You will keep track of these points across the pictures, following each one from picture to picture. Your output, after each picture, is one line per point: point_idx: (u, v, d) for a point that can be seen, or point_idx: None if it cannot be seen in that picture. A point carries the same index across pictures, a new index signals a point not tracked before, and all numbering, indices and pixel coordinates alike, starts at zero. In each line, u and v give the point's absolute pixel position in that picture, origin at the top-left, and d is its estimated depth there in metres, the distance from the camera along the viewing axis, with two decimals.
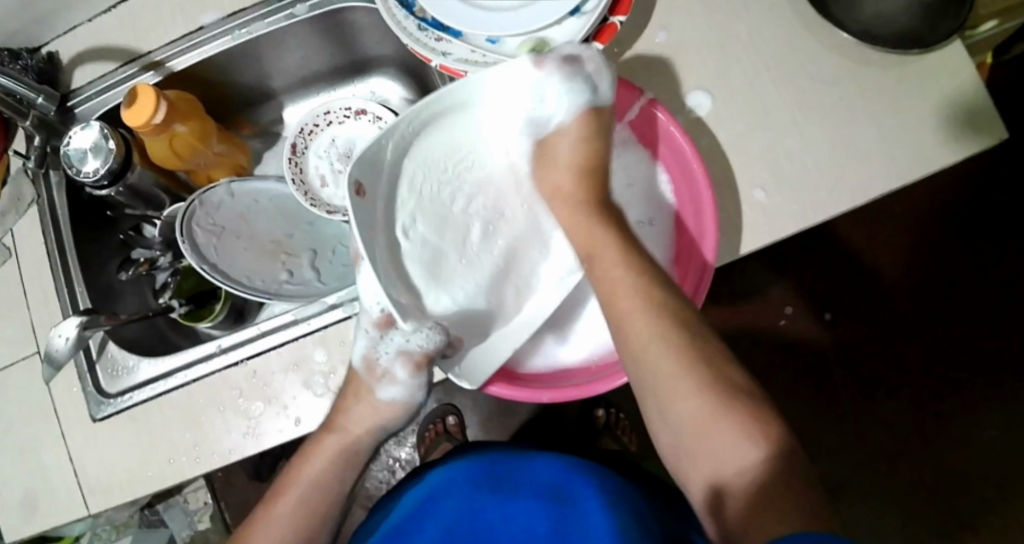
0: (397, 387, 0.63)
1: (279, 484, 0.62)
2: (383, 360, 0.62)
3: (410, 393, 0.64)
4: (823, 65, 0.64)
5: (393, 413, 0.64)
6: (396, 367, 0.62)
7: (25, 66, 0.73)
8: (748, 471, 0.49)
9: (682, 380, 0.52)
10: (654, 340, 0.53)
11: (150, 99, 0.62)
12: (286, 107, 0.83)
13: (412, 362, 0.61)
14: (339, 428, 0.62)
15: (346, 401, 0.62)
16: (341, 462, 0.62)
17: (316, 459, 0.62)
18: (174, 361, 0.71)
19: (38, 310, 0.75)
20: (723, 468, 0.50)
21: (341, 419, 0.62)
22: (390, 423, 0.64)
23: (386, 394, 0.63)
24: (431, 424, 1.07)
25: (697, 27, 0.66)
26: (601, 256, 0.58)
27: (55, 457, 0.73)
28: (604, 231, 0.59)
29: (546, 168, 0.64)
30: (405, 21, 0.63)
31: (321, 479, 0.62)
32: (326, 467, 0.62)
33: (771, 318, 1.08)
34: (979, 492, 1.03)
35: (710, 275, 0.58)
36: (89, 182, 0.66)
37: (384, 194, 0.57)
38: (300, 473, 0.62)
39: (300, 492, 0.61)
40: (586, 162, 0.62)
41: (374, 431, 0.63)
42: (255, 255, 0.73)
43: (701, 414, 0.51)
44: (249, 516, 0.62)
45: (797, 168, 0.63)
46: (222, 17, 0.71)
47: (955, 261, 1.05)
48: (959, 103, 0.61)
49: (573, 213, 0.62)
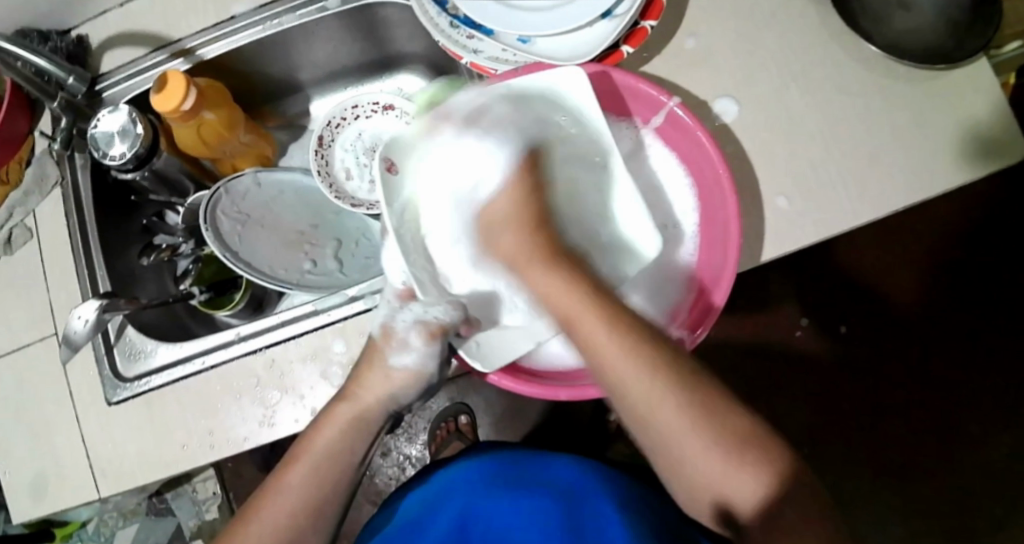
0: (411, 354, 0.61)
1: (291, 453, 0.61)
2: (398, 328, 0.61)
3: (422, 362, 0.61)
4: (851, 77, 0.64)
5: (404, 382, 0.62)
6: (411, 336, 0.60)
7: (53, 48, 0.74)
8: (755, 497, 0.52)
9: (681, 414, 0.53)
10: (644, 384, 0.54)
11: (180, 85, 0.63)
12: (313, 100, 0.84)
13: (426, 333, 0.60)
14: (353, 397, 0.61)
15: (362, 369, 0.62)
16: (354, 431, 0.61)
17: (329, 427, 0.60)
18: (192, 347, 0.71)
19: (57, 292, 0.75)
20: (732, 491, 0.53)
21: (354, 386, 0.62)
22: (402, 396, 0.63)
23: (397, 361, 0.61)
24: (443, 423, 1.07)
25: (726, 35, 0.66)
26: (574, 315, 0.57)
27: (68, 439, 0.73)
28: (567, 296, 0.58)
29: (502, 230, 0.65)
30: (438, 18, 0.64)
31: (331, 451, 0.60)
32: (338, 437, 0.60)
33: (787, 331, 1.08)
34: (987, 512, 1.03)
35: (715, 313, 0.58)
36: (115, 165, 0.67)
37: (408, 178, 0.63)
38: (308, 446, 0.60)
39: (312, 459, 0.60)
40: (523, 222, 0.64)
41: (386, 401, 0.62)
42: (278, 245, 0.74)
43: (715, 468, 0.53)
44: (255, 492, 0.61)
45: (822, 178, 0.63)
46: (254, 8, 0.72)
47: (969, 279, 1.05)
48: (987, 117, 0.62)
49: (532, 272, 0.61)
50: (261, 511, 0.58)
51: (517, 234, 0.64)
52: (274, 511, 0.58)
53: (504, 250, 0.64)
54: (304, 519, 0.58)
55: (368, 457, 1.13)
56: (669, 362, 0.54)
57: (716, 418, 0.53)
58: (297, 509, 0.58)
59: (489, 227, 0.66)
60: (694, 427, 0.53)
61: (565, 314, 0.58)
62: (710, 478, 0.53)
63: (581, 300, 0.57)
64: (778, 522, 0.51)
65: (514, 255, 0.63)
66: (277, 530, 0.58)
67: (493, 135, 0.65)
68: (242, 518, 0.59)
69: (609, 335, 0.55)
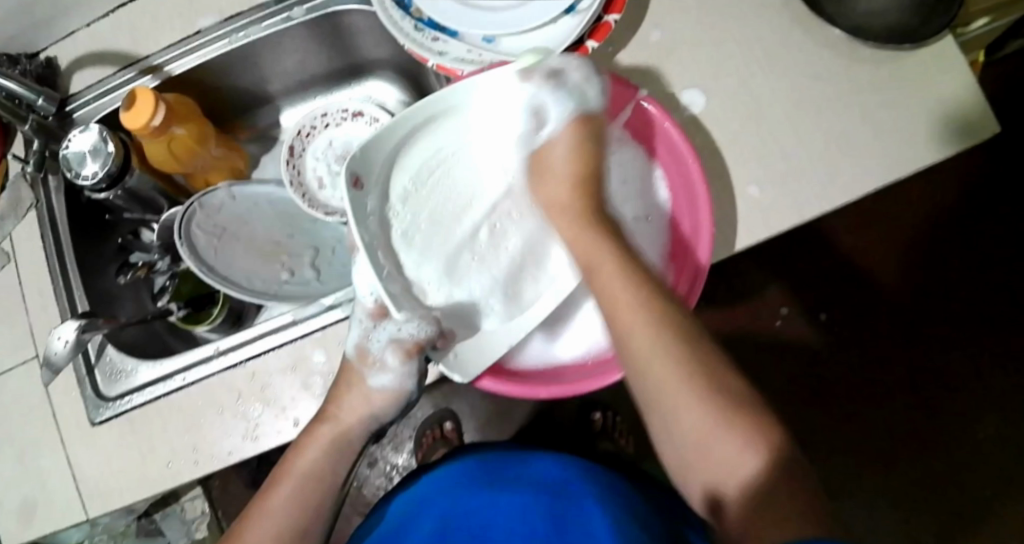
0: (388, 375, 0.62)
1: (276, 473, 0.61)
2: (373, 348, 0.61)
3: (400, 380, 0.63)
4: (815, 61, 0.64)
5: (384, 403, 0.63)
6: (387, 356, 0.61)
7: (23, 70, 0.74)
8: (743, 481, 0.49)
9: (680, 367, 0.52)
10: (659, 357, 0.52)
11: (149, 102, 0.63)
12: (283, 111, 0.84)
13: (402, 351, 0.61)
14: (332, 419, 0.62)
15: (339, 390, 0.62)
16: (334, 453, 0.62)
17: (311, 448, 0.61)
18: (172, 364, 0.71)
19: (36, 315, 0.75)
20: (722, 472, 0.50)
21: (334, 407, 0.62)
22: (381, 413, 0.64)
23: (376, 381, 0.62)
24: (429, 430, 1.07)
25: (688, 26, 0.66)
26: (618, 304, 0.54)
27: (52, 462, 0.72)
28: (592, 240, 0.58)
29: (538, 182, 0.64)
30: (402, 21, 0.64)
31: (313, 473, 0.61)
32: (319, 459, 0.61)
33: (767, 320, 1.08)
34: (982, 493, 1.03)
35: (697, 296, 0.59)
36: (87, 185, 0.66)
37: (376, 187, 0.61)
38: (291, 467, 0.61)
39: (296, 481, 0.60)
40: (579, 171, 0.61)
41: (366, 420, 0.63)
42: (254, 257, 0.74)
43: (706, 430, 0.50)
44: (241, 514, 0.61)
45: (792, 163, 0.63)
46: (221, 21, 0.72)
47: (953, 259, 1.05)
48: (953, 95, 0.62)
49: (559, 218, 0.61)
50: (246, 533, 0.59)
51: (563, 181, 0.62)
52: (258, 531, 0.59)
53: (545, 196, 0.63)
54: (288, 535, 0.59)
55: (358, 468, 1.13)
56: (675, 316, 0.53)
57: (711, 381, 0.52)
58: (282, 529, 0.59)
59: (539, 170, 0.64)
60: (688, 383, 0.52)
61: (592, 280, 0.57)
62: (702, 437, 0.51)
63: (606, 251, 0.57)
64: (767, 501, 0.47)
65: (552, 201, 0.62)
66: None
67: (556, 94, 0.59)
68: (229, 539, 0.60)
69: (623, 280, 0.55)
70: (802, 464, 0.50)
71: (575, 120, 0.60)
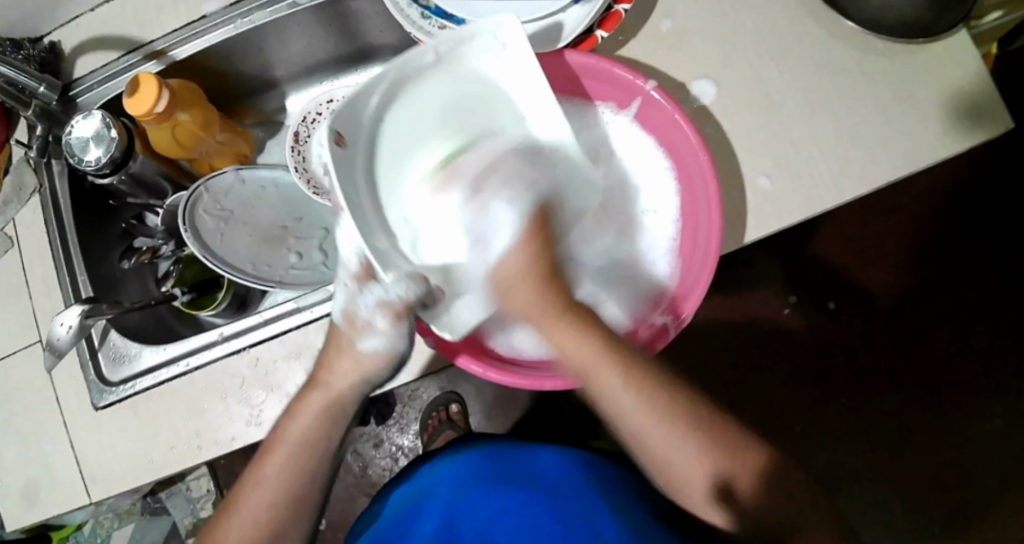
0: (379, 337, 0.58)
1: (269, 444, 0.60)
2: (361, 312, 0.57)
3: (392, 343, 0.58)
4: (828, 55, 0.63)
5: (376, 365, 0.59)
6: (377, 318, 0.57)
7: (27, 56, 0.74)
8: (749, 473, 0.54)
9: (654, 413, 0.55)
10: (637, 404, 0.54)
11: (152, 88, 0.62)
12: (289, 95, 0.83)
13: (391, 313, 0.57)
14: (323, 384, 0.60)
15: (330, 354, 0.60)
16: (328, 419, 0.60)
17: (304, 414, 0.59)
18: (176, 349, 0.70)
19: (41, 300, 0.75)
20: (722, 473, 0.54)
21: (325, 372, 0.60)
22: (376, 377, 0.60)
23: (368, 345, 0.58)
24: (435, 412, 1.09)
25: (700, 15, 0.65)
26: (587, 366, 0.54)
27: (57, 446, 0.73)
28: (571, 334, 0.55)
29: (507, 295, 0.56)
30: (408, 9, 0.63)
31: (307, 441, 0.59)
32: (312, 426, 0.59)
33: (775, 310, 1.08)
34: (984, 485, 1.03)
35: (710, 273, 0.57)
36: (91, 171, 0.66)
37: (361, 145, 0.57)
38: (283, 435, 0.60)
39: (283, 454, 0.59)
40: (544, 274, 0.56)
41: (360, 385, 0.60)
42: (260, 241, 0.73)
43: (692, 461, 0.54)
44: (238, 481, 0.61)
45: (803, 156, 0.62)
46: (225, 7, 0.72)
47: (960, 252, 1.05)
48: (967, 87, 0.61)
49: (553, 327, 0.55)
50: (245, 500, 0.59)
51: (532, 289, 0.55)
52: (256, 501, 0.59)
53: (518, 305, 0.56)
54: (288, 507, 0.59)
55: (362, 450, 1.14)
56: (635, 366, 0.55)
57: (692, 419, 0.55)
58: (269, 505, 0.58)
59: (504, 286, 0.56)
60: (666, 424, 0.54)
61: (574, 368, 0.55)
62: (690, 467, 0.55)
63: (582, 338, 0.55)
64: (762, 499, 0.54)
65: (528, 312, 0.56)
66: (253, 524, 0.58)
67: (506, 192, 0.56)
68: (225, 509, 0.60)
69: (576, 340, 0.55)
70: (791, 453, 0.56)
71: (530, 219, 0.56)
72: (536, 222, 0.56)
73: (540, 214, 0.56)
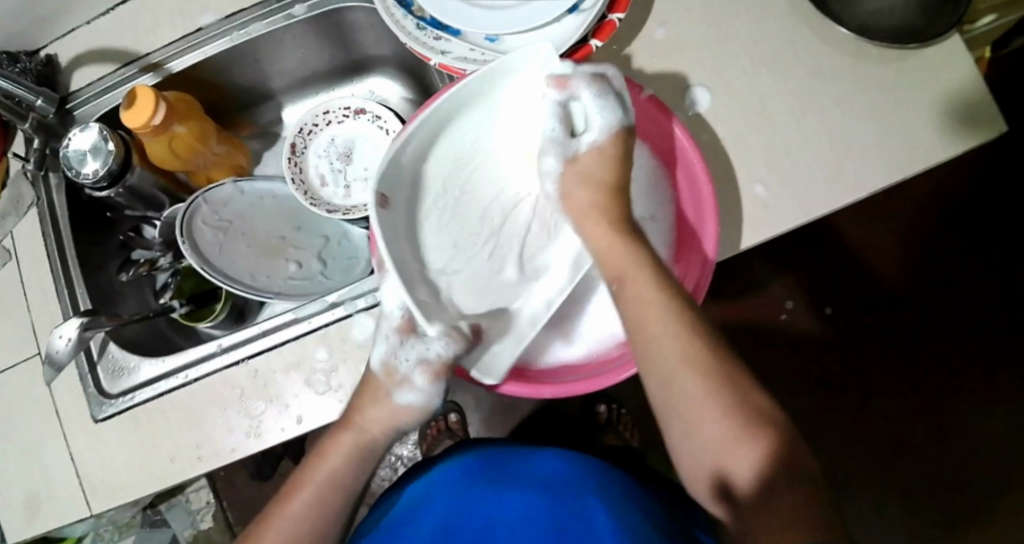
0: (415, 393, 0.60)
1: (297, 478, 0.59)
2: (401, 367, 0.59)
3: (426, 397, 0.60)
4: (821, 60, 0.64)
5: (410, 417, 0.61)
6: (416, 375, 0.59)
7: (23, 68, 0.73)
8: (752, 466, 0.49)
9: (701, 368, 0.51)
10: (676, 351, 0.52)
11: (149, 102, 0.63)
12: (286, 107, 0.84)
13: (430, 372, 0.59)
14: (353, 426, 0.60)
15: (362, 401, 0.60)
16: (357, 461, 0.59)
17: (333, 456, 0.59)
18: (175, 361, 0.70)
19: (39, 312, 0.75)
20: (739, 454, 0.49)
21: (357, 417, 0.60)
22: (407, 426, 0.61)
23: (403, 398, 0.60)
24: (433, 422, 1.06)
25: (694, 24, 0.66)
26: (627, 274, 0.55)
27: (56, 460, 0.73)
28: (628, 251, 0.56)
29: (568, 187, 0.61)
30: (403, 20, 0.64)
31: (336, 479, 0.58)
32: (341, 466, 0.59)
33: (775, 316, 1.08)
34: (985, 489, 1.03)
35: (711, 269, 0.59)
36: (88, 184, 0.66)
37: (404, 198, 0.60)
38: (313, 471, 0.59)
39: (318, 490, 0.58)
40: (609, 182, 0.59)
41: (390, 431, 0.60)
42: (258, 252, 0.74)
43: (721, 436, 0.50)
44: (270, 503, 0.59)
45: (797, 163, 0.63)
46: (221, 19, 0.72)
47: (956, 255, 1.05)
48: (959, 92, 0.61)
49: (590, 224, 0.59)
50: (265, 530, 0.57)
51: (593, 188, 0.60)
52: (278, 525, 0.56)
53: (574, 206, 0.61)
54: (311, 540, 0.56)
55: None
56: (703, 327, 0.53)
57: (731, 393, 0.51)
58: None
59: (580, 179, 0.60)
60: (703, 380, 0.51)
61: (617, 271, 0.56)
62: (716, 441, 0.50)
63: (636, 256, 0.56)
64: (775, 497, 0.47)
65: (580, 211, 0.60)
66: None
67: (608, 103, 0.57)
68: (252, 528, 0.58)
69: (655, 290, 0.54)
70: (813, 473, 0.49)
71: (614, 134, 0.58)
72: (619, 137, 0.58)
73: (624, 132, 0.58)
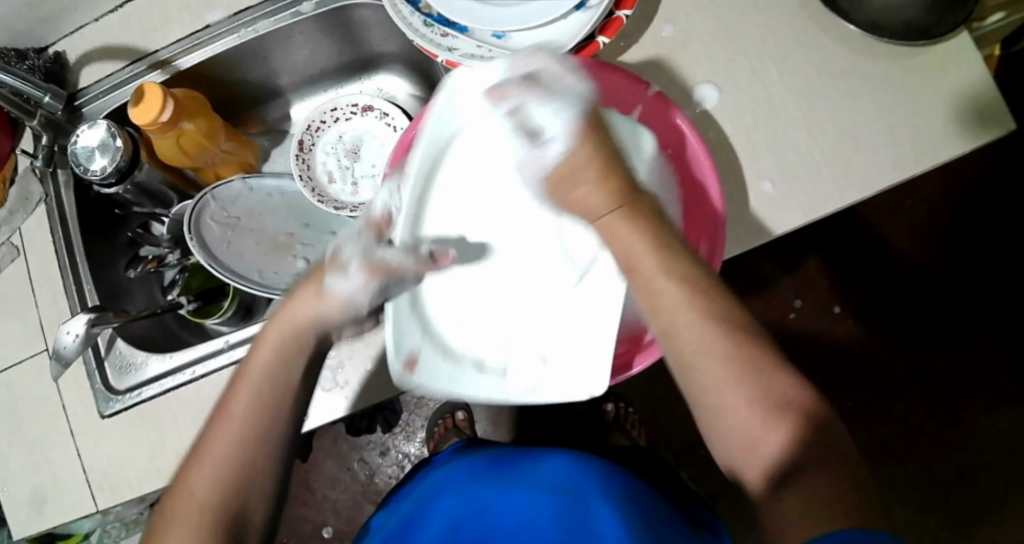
0: (348, 285, 0.54)
1: (236, 386, 0.52)
2: (346, 252, 0.55)
3: (358, 299, 0.54)
4: (829, 57, 0.64)
5: (339, 317, 0.54)
6: (352, 270, 0.54)
7: (32, 66, 0.73)
8: (777, 457, 0.45)
9: (723, 333, 0.47)
10: (699, 328, 0.48)
11: (157, 98, 0.63)
12: (294, 104, 0.84)
13: (367, 266, 0.54)
14: (282, 320, 0.54)
15: (300, 290, 0.55)
16: (295, 356, 0.53)
17: (268, 351, 0.52)
18: (182, 357, 0.71)
19: (47, 309, 0.75)
20: (764, 436, 0.45)
21: (289, 308, 0.54)
22: (337, 328, 0.55)
23: (336, 289, 0.54)
24: (441, 420, 1.07)
25: (702, 21, 0.66)
26: (633, 257, 0.50)
27: (63, 456, 0.73)
28: (630, 239, 0.51)
29: (566, 195, 0.54)
30: (411, 17, 0.64)
31: (279, 379, 0.51)
32: (279, 364, 0.52)
33: (782, 316, 1.08)
34: (992, 490, 1.03)
35: (717, 266, 0.60)
36: (97, 180, 0.66)
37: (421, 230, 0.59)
38: (255, 373, 0.52)
39: (252, 388, 0.51)
40: (602, 172, 0.52)
41: (321, 333, 0.54)
42: (267, 248, 0.74)
43: (745, 414, 0.46)
44: (200, 434, 0.51)
45: (805, 160, 0.63)
46: (228, 16, 0.72)
47: (963, 254, 1.05)
48: (968, 90, 0.61)
49: (600, 224, 0.53)
50: (205, 452, 0.49)
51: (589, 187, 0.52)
52: (220, 445, 0.49)
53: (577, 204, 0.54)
54: (250, 456, 0.49)
55: (369, 458, 1.14)
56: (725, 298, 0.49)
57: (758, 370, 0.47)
58: (224, 465, 0.49)
59: (561, 182, 0.54)
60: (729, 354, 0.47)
61: (624, 255, 0.51)
62: (742, 421, 0.46)
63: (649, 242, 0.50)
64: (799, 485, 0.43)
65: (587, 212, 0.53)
66: (205, 503, 0.48)
67: (554, 97, 0.54)
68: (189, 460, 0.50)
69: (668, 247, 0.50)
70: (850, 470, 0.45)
71: (582, 124, 0.53)
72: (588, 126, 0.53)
73: (587, 121, 0.54)
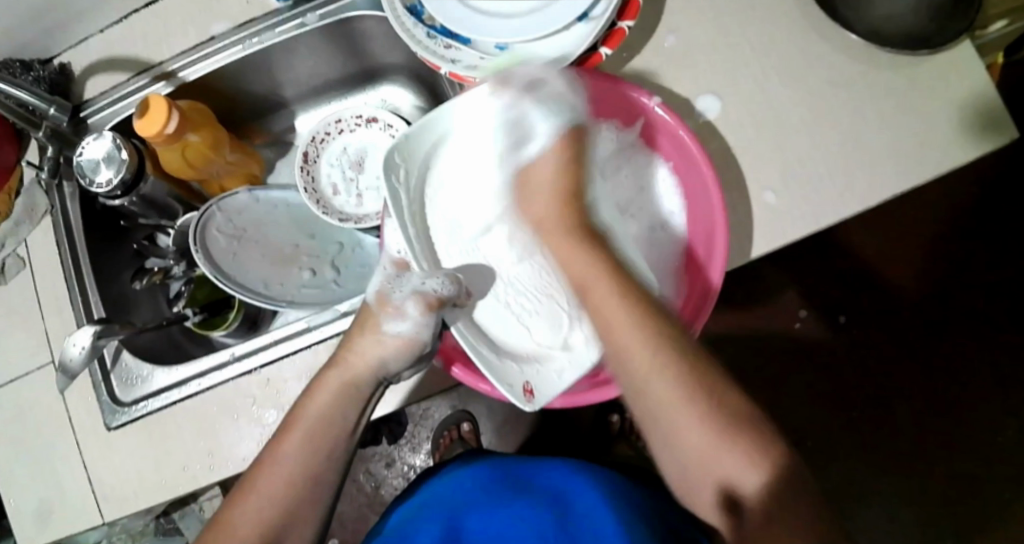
0: (404, 322, 0.60)
1: (283, 427, 0.59)
2: (395, 296, 0.61)
3: (417, 330, 0.60)
4: (833, 67, 0.63)
5: (397, 352, 0.60)
6: (407, 304, 0.61)
7: (36, 77, 0.74)
8: (756, 474, 0.49)
9: (680, 370, 0.52)
10: (656, 361, 0.52)
11: (163, 108, 0.63)
12: (298, 115, 0.84)
13: (424, 302, 0.60)
14: (343, 363, 0.60)
15: (355, 334, 0.61)
16: (345, 396, 0.59)
17: (321, 393, 0.59)
18: (187, 370, 0.71)
19: (53, 320, 0.75)
20: (734, 471, 0.50)
21: (346, 352, 0.61)
22: (394, 363, 0.61)
23: (393, 327, 0.60)
24: (447, 431, 1.08)
25: (705, 31, 0.66)
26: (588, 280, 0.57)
27: (69, 468, 0.73)
28: (588, 259, 0.58)
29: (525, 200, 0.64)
30: (414, 29, 0.64)
31: (325, 420, 0.58)
32: (329, 404, 0.59)
33: (787, 323, 1.08)
34: (1000, 497, 1.02)
35: (714, 298, 0.58)
36: (102, 192, 0.66)
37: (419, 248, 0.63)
38: (301, 414, 0.59)
39: (301, 433, 0.58)
40: (566, 187, 0.63)
41: (377, 368, 0.60)
42: (271, 260, 0.74)
43: (705, 444, 0.51)
44: (252, 463, 0.59)
45: (810, 171, 0.62)
46: (232, 28, 0.72)
47: (968, 261, 1.05)
48: (974, 99, 0.61)
49: (555, 239, 0.61)
50: (257, 481, 0.57)
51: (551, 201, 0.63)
52: (271, 477, 0.56)
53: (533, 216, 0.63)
54: (302, 485, 0.57)
55: (374, 469, 1.15)
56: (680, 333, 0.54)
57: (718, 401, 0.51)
58: (279, 497, 0.56)
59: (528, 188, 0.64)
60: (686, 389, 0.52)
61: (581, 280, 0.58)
62: (702, 450, 0.51)
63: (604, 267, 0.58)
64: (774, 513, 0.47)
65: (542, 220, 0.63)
66: (255, 530, 0.55)
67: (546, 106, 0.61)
68: (240, 486, 0.57)
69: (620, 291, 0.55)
70: (813, 492, 0.49)
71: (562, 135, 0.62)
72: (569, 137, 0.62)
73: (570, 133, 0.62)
